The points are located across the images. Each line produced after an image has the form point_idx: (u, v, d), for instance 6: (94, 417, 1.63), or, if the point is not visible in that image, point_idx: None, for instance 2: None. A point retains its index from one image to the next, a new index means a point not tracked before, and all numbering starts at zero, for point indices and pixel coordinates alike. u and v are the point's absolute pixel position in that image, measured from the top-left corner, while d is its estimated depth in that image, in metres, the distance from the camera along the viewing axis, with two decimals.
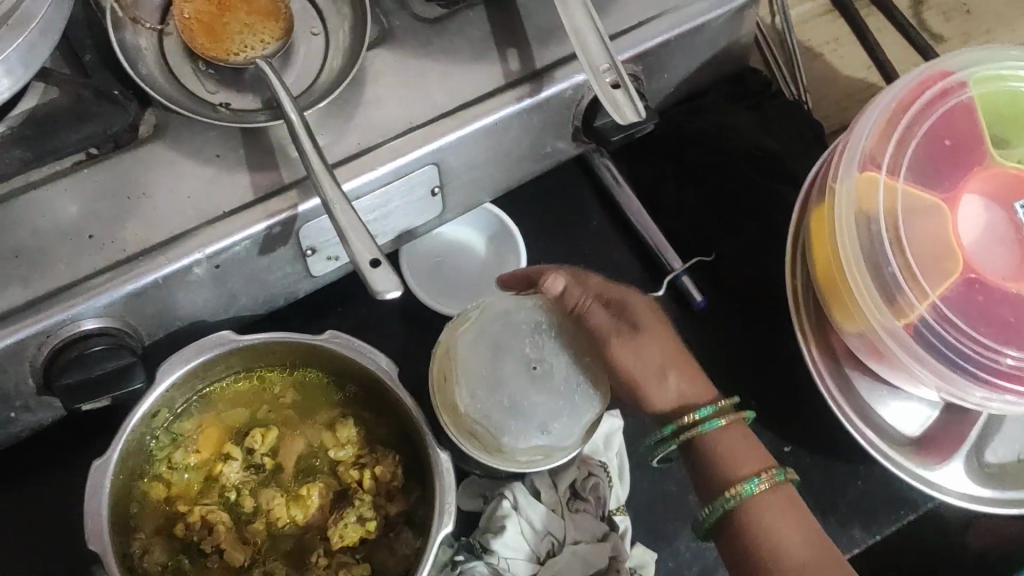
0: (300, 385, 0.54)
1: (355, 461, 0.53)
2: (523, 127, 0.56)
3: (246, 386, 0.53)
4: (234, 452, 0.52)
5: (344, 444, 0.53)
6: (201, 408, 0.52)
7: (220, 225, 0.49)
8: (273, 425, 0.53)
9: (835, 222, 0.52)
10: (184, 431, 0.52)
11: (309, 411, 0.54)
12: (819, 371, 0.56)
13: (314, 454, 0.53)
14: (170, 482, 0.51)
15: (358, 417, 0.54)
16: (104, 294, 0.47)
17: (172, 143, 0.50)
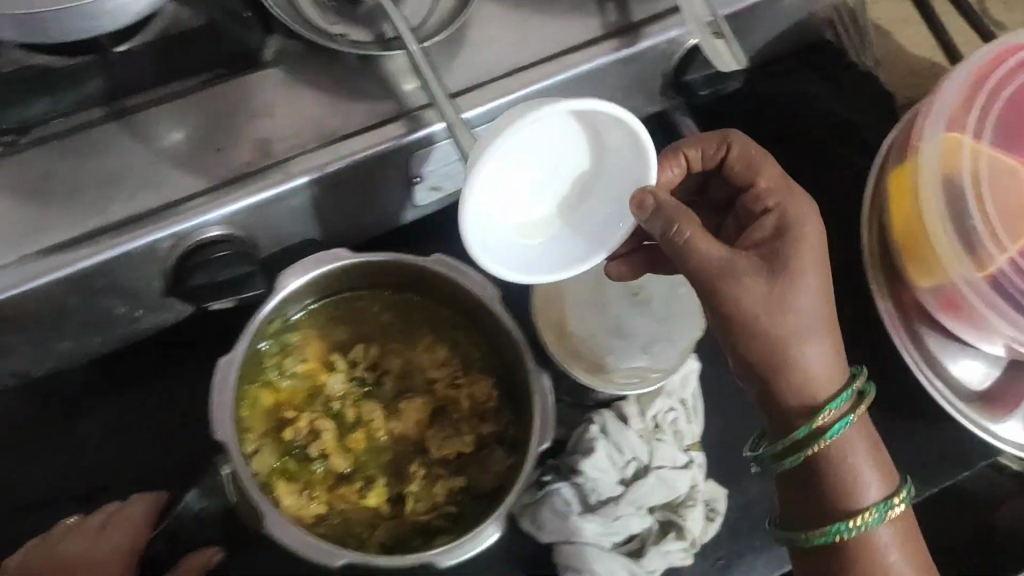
0: (400, 309, 0.58)
1: (451, 382, 0.56)
2: (617, 77, 0.58)
3: (352, 306, 0.57)
4: (338, 365, 0.55)
5: (442, 365, 0.57)
6: (308, 323, 0.56)
7: (340, 146, 0.52)
8: (375, 343, 0.56)
9: (919, 181, 0.55)
10: (293, 342, 0.55)
11: (409, 333, 0.57)
12: (892, 322, 0.60)
13: (412, 374, 0.57)
14: (277, 388, 0.54)
15: (455, 342, 0.58)
16: (230, 205, 0.49)
17: (293, 68, 0.52)
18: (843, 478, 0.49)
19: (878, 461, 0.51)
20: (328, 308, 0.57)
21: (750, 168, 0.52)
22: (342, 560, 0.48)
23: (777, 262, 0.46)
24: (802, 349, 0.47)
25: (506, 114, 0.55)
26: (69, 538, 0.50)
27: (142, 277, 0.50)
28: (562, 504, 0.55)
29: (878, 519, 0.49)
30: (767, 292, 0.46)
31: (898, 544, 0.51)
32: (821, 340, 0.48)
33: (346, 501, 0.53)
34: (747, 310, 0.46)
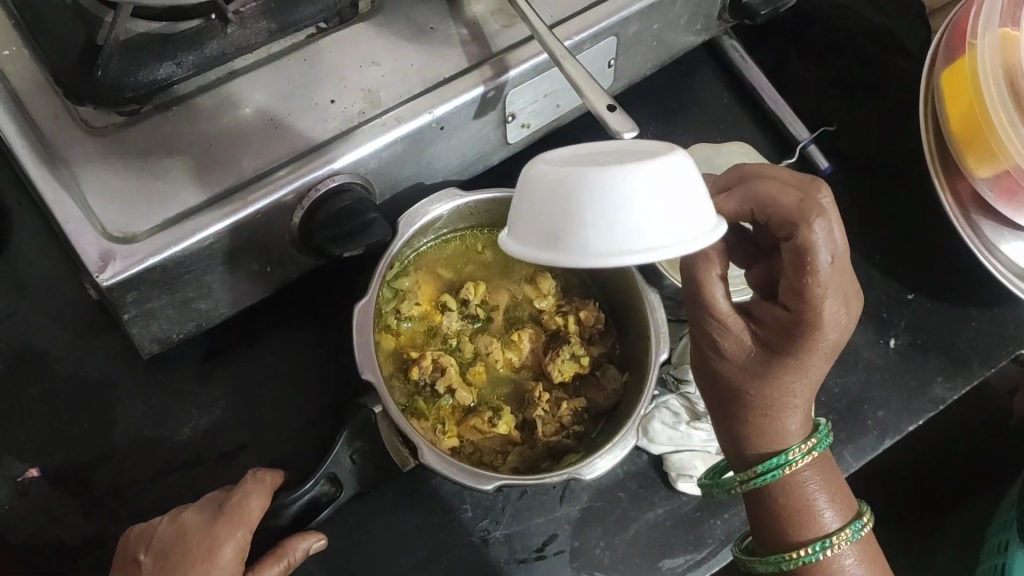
0: (496, 246, 0.59)
1: (556, 310, 0.58)
2: (685, 4, 0.61)
3: (454, 247, 0.58)
4: (451, 303, 0.56)
5: (546, 295, 0.58)
6: (415, 267, 0.57)
7: (445, 89, 0.53)
8: (480, 280, 0.58)
9: (978, 75, 0.59)
10: (405, 286, 0.56)
11: (509, 268, 0.59)
12: (954, 211, 0.62)
13: (518, 308, 0.59)
14: (397, 332, 0.56)
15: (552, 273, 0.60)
16: (351, 152, 0.51)
17: (389, 18, 0.54)
18: (798, 506, 0.48)
19: (836, 500, 0.49)
20: (432, 251, 0.58)
21: (798, 271, 0.43)
22: (493, 485, 0.48)
23: (775, 344, 0.46)
24: (783, 419, 0.48)
25: (589, 47, 0.57)
26: (190, 516, 0.47)
27: (275, 232, 0.51)
28: (672, 414, 0.58)
29: (813, 557, 0.47)
30: (768, 352, 0.46)
31: (873, 568, 0.49)
32: (802, 407, 0.48)
33: (476, 433, 0.54)
34: (748, 377, 0.47)
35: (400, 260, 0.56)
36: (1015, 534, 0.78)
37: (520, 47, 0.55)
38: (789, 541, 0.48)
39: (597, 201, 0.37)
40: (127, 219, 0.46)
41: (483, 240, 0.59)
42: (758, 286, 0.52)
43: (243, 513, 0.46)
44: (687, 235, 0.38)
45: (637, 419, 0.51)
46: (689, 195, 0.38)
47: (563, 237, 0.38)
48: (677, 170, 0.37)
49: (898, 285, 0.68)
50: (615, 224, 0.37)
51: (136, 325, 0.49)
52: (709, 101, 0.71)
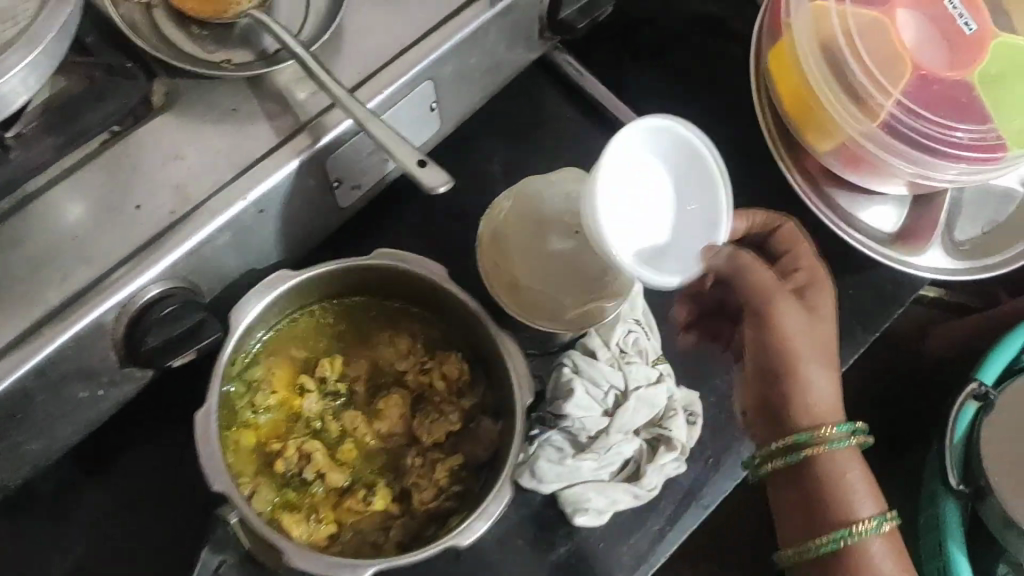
0: (347, 314, 0.58)
1: (420, 368, 0.57)
2: (497, 30, 0.60)
3: (301, 325, 0.57)
4: (308, 384, 0.55)
5: (406, 355, 0.57)
6: (265, 354, 0.55)
7: (255, 170, 0.51)
8: (335, 354, 0.56)
9: (797, 53, 0.58)
10: (257, 376, 0.54)
11: (363, 335, 0.58)
12: (805, 192, 0.62)
13: (380, 374, 0.57)
14: (256, 426, 0.54)
15: (410, 329, 0.58)
16: (167, 256, 0.49)
17: (186, 106, 0.52)
18: (798, 405, 0.57)
19: (828, 402, 0.57)
20: (279, 334, 0.56)
21: (739, 272, 0.57)
22: (372, 571, 0.46)
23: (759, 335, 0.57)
24: (809, 369, 0.57)
25: (401, 97, 0.56)
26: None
27: (97, 354, 0.49)
28: (556, 451, 0.56)
29: (836, 441, 0.56)
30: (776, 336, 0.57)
31: (857, 468, 0.57)
32: (826, 382, 0.57)
33: (353, 514, 0.53)
34: (771, 357, 0.57)
35: (248, 350, 0.54)
36: (937, 482, 0.81)
37: (329, 112, 0.53)
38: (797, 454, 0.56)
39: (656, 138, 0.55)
40: None
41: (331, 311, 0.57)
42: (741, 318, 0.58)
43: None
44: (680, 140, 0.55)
45: (510, 468, 0.50)
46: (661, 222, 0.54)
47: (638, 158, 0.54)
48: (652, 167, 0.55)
49: None
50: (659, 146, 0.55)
51: None
52: (555, 115, 0.68)
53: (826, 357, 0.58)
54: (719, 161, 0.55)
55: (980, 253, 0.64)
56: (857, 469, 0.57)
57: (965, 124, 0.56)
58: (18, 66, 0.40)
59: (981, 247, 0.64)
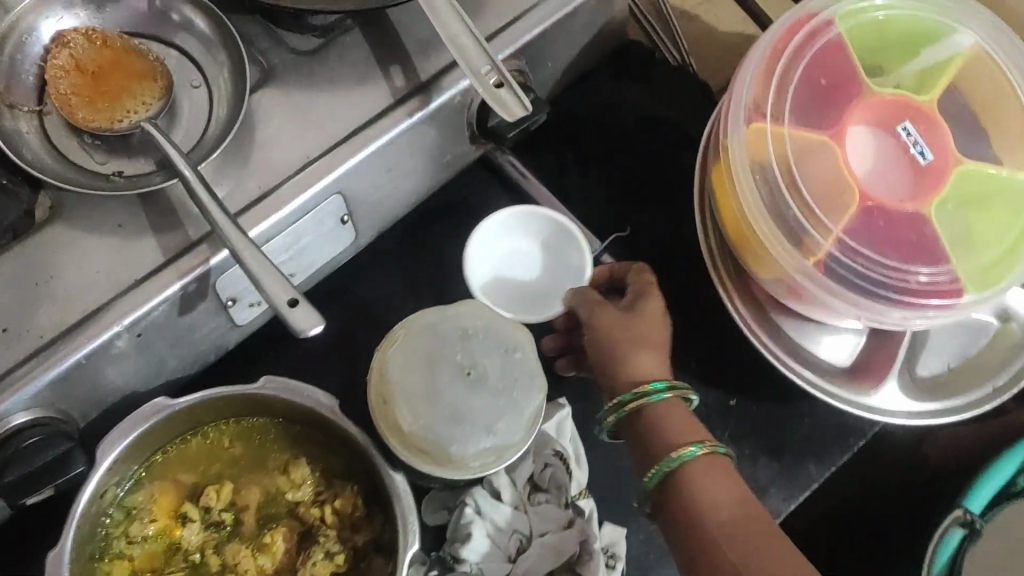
0: (245, 436, 0.54)
1: (314, 499, 0.53)
2: (418, 140, 0.57)
3: (192, 447, 0.53)
4: (191, 513, 0.51)
5: (300, 485, 0.53)
6: (149, 479, 0.52)
7: (136, 292, 0.49)
8: (226, 481, 0.53)
9: (734, 181, 0.53)
10: (136, 503, 0.51)
11: (259, 459, 0.54)
12: (745, 321, 0.57)
13: (273, 503, 0.53)
14: (131, 557, 0.50)
15: (310, 455, 0.54)
16: (30, 385, 0.46)
17: (69, 221, 0.50)
18: (611, 362, 0.55)
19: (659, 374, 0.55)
20: (167, 457, 0.52)
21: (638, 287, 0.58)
22: None
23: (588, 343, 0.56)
24: (636, 352, 0.54)
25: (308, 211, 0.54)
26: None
27: None
28: None
29: (688, 452, 0.51)
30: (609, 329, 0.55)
31: (722, 482, 0.51)
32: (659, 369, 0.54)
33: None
34: (599, 354, 0.55)
35: (122, 481, 0.50)
36: None
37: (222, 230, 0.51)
38: (641, 436, 0.53)
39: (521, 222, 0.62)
40: None
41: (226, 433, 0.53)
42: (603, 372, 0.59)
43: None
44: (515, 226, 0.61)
45: None
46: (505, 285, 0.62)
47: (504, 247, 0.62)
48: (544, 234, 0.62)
49: (717, 394, 0.62)
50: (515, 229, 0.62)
51: None
52: None
53: (657, 349, 0.55)
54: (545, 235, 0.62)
55: (946, 392, 0.57)
56: (725, 489, 0.50)
57: (922, 266, 0.51)
58: None
59: (947, 384, 0.58)
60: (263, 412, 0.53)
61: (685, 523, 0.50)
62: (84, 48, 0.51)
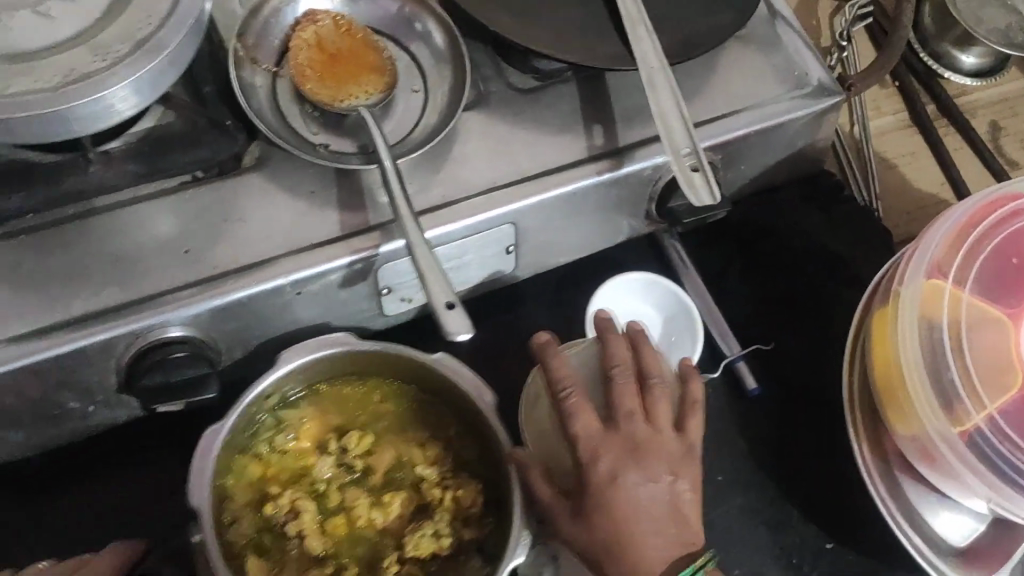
0: (399, 399, 0.56)
1: (438, 482, 0.55)
2: (598, 199, 0.59)
3: (354, 390, 0.56)
4: (330, 447, 0.54)
5: (431, 463, 0.55)
6: (308, 402, 0.55)
7: (309, 254, 0.52)
8: (369, 431, 0.55)
9: (897, 327, 0.53)
10: (288, 417, 0.54)
11: (406, 425, 0.56)
12: (868, 470, 0.57)
13: (401, 469, 0.55)
14: (266, 462, 0.54)
15: (450, 440, 0.56)
16: (191, 305, 0.50)
17: (270, 175, 0.53)
18: (635, 467, 0.47)
19: (652, 506, 0.47)
20: (330, 390, 0.56)
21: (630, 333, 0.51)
22: None
23: (635, 439, 0.47)
24: (649, 465, 0.47)
25: (483, 230, 0.56)
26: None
27: (95, 372, 0.50)
28: None
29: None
30: (650, 437, 0.48)
31: None
32: (656, 483, 0.47)
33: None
34: (645, 465, 0.47)
35: (287, 393, 0.54)
36: None
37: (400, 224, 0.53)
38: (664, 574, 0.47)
39: (651, 287, 0.64)
40: None
41: (386, 390, 0.56)
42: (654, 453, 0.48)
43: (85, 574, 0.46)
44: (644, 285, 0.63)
45: None
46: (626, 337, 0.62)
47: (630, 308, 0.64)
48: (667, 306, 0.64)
49: (815, 532, 0.61)
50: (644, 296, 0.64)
51: None
52: None
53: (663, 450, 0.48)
54: (671, 307, 0.64)
55: None
56: None
57: None
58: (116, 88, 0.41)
59: None
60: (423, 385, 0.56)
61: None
62: (329, 30, 0.56)
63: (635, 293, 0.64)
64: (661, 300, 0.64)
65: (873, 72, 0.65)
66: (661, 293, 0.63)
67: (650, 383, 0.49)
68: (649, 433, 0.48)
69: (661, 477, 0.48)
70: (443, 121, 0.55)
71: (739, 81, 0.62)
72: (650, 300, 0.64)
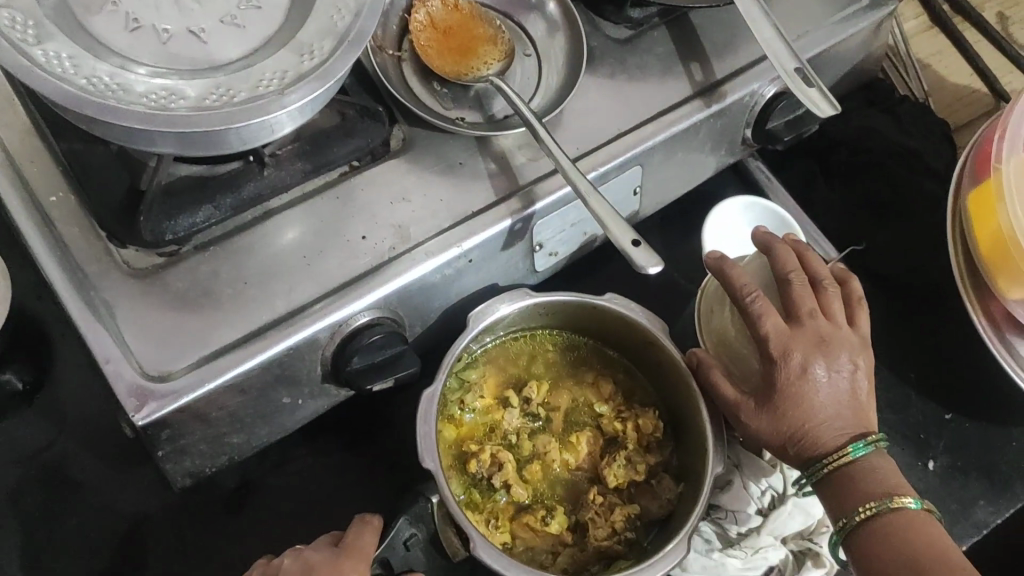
0: (563, 348, 0.61)
1: (616, 415, 0.59)
2: (707, 130, 0.62)
3: (522, 344, 0.60)
4: (514, 400, 0.58)
5: (607, 399, 0.59)
6: (484, 362, 0.59)
7: (474, 222, 0.54)
8: (544, 380, 0.60)
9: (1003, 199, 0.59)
10: (471, 379, 0.58)
11: (573, 371, 0.61)
12: (987, 334, 0.62)
13: (579, 411, 0.60)
14: (459, 423, 0.57)
15: (615, 378, 0.61)
16: (381, 289, 0.52)
17: (420, 154, 0.56)
18: (824, 356, 0.52)
19: (838, 394, 0.52)
20: (501, 348, 0.60)
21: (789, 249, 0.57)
22: None
23: (820, 333, 0.53)
24: (835, 352, 0.52)
25: (615, 176, 0.59)
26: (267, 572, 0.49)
27: (303, 365, 0.52)
28: (704, 542, 0.57)
29: (851, 450, 0.51)
30: (830, 330, 0.53)
31: (887, 480, 0.51)
32: (843, 371, 0.52)
33: (528, 529, 0.55)
34: (833, 354, 0.52)
35: (467, 355, 0.58)
36: None
37: (546, 180, 0.56)
38: (834, 442, 0.52)
39: (747, 205, 0.67)
40: (160, 358, 0.48)
41: (551, 339, 0.61)
42: (837, 343, 0.53)
43: (350, 547, 0.48)
44: (742, 203, 0.67)
45: (690, 528, 0.51)
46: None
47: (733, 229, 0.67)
48: (764, 218, 0.67)
49: (935, 405, 0.67)
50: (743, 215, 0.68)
51: (170, 461, 0.50)
52: None
53: (845, 341, 0.53)
54: (771, 217, 0.67)
55: None
56: (888, 484, 0.51)
57: None
58: (299, 102, 0.43)
59: None
60: (584, 330, 0.61)
61: (855, 539, 0.50)
62: (441, 10, 0.59)
63: (734, 213, 0.67)
64: (760, 215, 0.68)
65: None
66: (760, 208, 0.67)
67: (821, 285, 0.55)
68: (830, 327, 0.53)
69: (843, 366, 0.52)
70: (565, 78, 0.59)
71: (803, 4, 0.67)
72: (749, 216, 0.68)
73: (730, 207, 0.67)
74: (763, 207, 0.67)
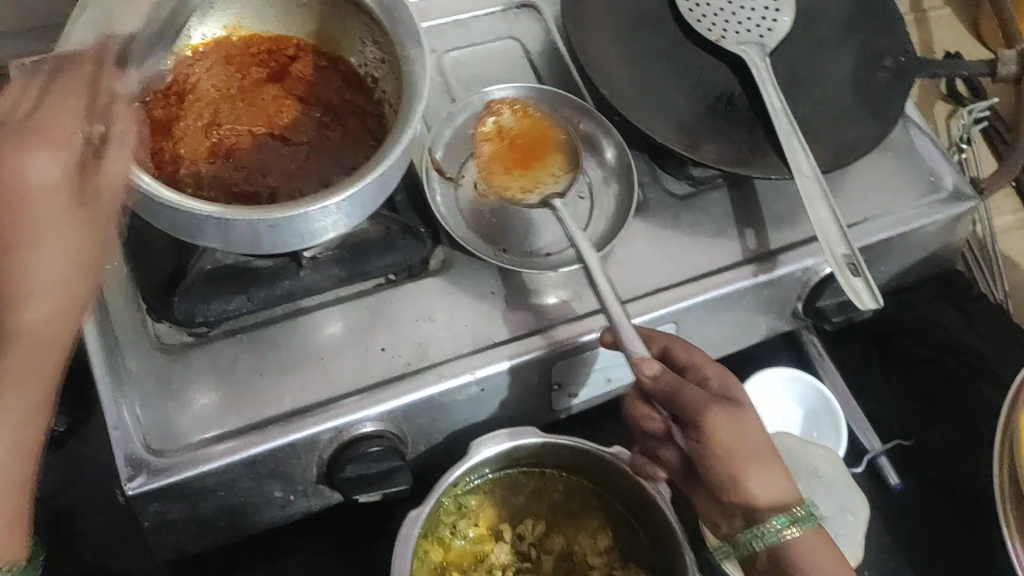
0: (568, 490, 0.60)
1: (607, 571, 0.58)
2: (754, 298, 0.61)
3: (528, 480, 0.60)
4: (506, 534, 0.59)
5: (601, 552, 0.59)
6: (486, 490, 0.59)
7: (492, 352, 0.55)
8: (542, 520, 0.60)
9: None
10: (468, 504, 0.58)
11: (573, 517, 0.60)
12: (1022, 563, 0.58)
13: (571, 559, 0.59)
14: (448, 547, 0.57)
15: (615, 531, 0.59)
16: (386, 404, 0.53)
17: (455, 277, 0.58)
18: (754, 491, 0.48)
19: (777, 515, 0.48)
20: (505, 480, 0.59)
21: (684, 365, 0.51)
22: None
23: (748, 449, 0.48)
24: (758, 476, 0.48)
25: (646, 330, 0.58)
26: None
27: (300, 464, 0.53)
28: None
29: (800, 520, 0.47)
30: (759, 458, 0.48)
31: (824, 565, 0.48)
32: (771, 490, 0.48)
33: None
34: (756, 479, 0.48)
35: (467, 481, 0.58)
36: None
37: (570, 323, 0.57)
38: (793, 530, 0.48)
39: (792, 377, 0.67)
40: (164, 433, 0.50)
41: (557, 479, 0.60)
42: (764, 474, 0.48)
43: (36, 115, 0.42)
44: (788, 375, 0.67)
45: None
46: (807, 452, 0.60)
47: (774, 399, 0.67)
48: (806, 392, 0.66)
49: None
50: (786, 386, 0.67)
51: (154, 532, 0.52)
52: None
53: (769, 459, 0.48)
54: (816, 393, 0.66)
55: None
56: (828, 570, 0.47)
57: None
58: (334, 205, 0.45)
59: None
60: (590, 476, 0.60)
61: None
62: (510, 119, 0.62)
63: (778, 383, 0.67)
64: (802, 390, 0.66)
65: (999, 175, 0.71)
66: (804, 383, 0.66)
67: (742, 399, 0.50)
68: (755, 448, 0.48)
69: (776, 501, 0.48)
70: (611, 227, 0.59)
71: (878, 186, 0.65)
72: (792, 389, 0.67)
73: (773, 376, 0.67)
74: (806, 382, 0.66)
